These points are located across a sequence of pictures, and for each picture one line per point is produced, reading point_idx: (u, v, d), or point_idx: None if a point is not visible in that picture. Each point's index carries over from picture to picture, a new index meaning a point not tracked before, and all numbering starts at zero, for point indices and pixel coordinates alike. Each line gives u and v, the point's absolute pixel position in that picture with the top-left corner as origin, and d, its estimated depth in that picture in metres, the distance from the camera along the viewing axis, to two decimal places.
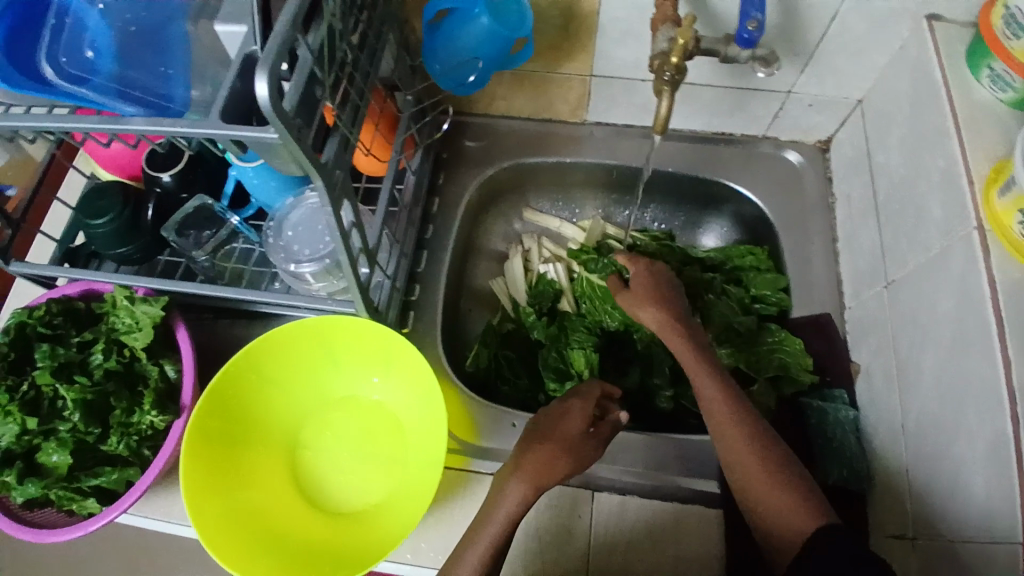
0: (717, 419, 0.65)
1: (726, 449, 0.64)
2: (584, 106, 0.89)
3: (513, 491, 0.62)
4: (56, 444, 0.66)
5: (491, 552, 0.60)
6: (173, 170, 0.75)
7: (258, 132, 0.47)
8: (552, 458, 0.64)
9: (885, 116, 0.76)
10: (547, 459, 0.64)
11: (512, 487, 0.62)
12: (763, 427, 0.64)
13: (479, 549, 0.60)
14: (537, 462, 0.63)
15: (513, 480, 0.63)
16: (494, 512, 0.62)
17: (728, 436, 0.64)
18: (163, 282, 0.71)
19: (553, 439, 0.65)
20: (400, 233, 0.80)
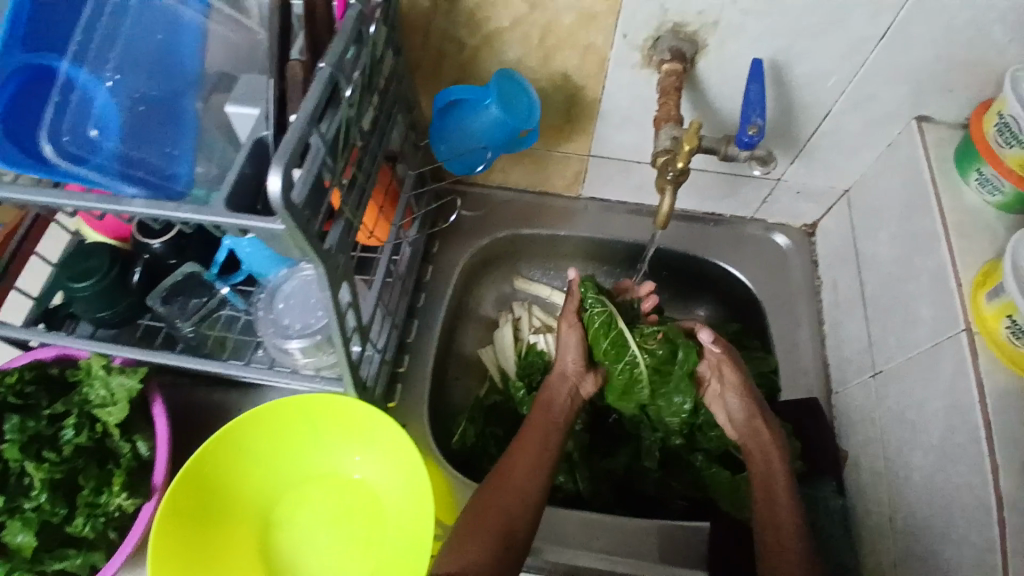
0: (774, 494, 0.69)
1: (769, 543, 0.65)
2: (580, 182, 0.90)
3: (521, 454, 0.71)
4: (20, 523, 0.63)
5: (508, 494, 0.66)
6: (163, 237, 0.73)
7: (263, 223, 0.47)
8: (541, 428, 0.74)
9: (872, 211, 0.80)
10: (535, 426, 0.74)
11: (520, 454, 0.71)
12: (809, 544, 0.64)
13: (494, 493, 0.66)
14: (530, 433, 0.74)
15: (518, 448, 0.72)
16: (506, 469, 0.69)
17: (784, 533, 0.65)
18: (143, 352, 0.70)
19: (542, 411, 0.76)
20: (393, 305, 0.79)
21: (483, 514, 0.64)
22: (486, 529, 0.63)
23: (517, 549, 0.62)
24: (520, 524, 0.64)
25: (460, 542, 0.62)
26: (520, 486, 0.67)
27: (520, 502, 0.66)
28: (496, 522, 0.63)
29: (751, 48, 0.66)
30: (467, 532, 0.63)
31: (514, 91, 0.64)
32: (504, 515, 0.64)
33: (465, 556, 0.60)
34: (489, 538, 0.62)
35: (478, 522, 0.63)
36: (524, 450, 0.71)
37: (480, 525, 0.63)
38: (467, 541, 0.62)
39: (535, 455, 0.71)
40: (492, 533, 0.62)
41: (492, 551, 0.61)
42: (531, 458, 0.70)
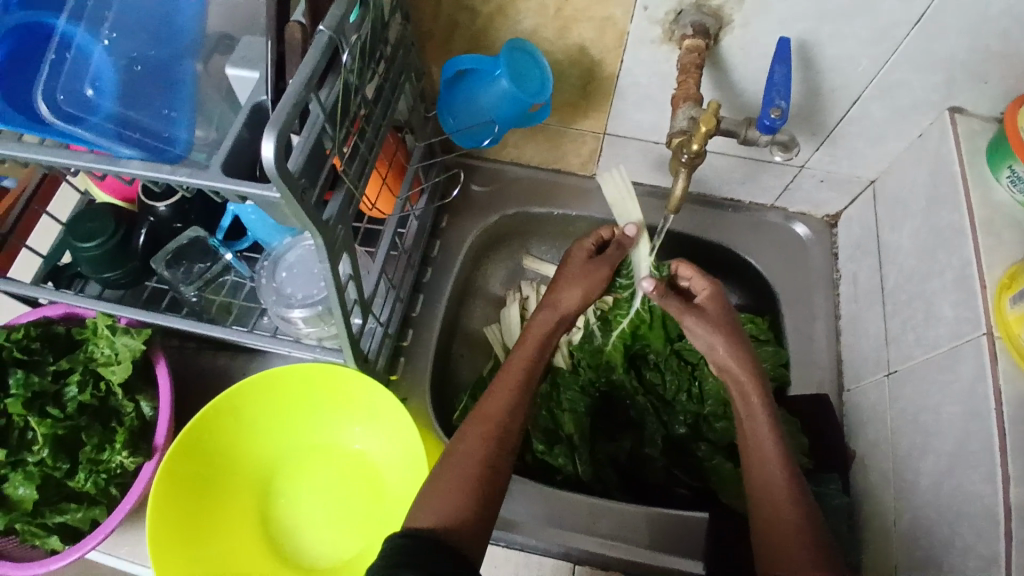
0: (761, 463, 0.63)
1: (756, 484, 0.63)
2: (595, 161, 0.88)
3: (497, 394, 0.66)
4: (23, 476, 0.64)
5: (484, 436, 0.62)
6: (169, 200, 0.73)
7: (261, 190, 0.46)
8: (522, 364, 0.70)
9: (899, 203, 0.76)
10: (513, 363, 0.70)
11: (497, 391, 0.67)
12: (801, 484, 0.61)
13: (470, 436, 0.62)
14: (508, 371, 0.69)
15: (494, 387, 0.67)
16: (483, 412, 0.64)
17: (767, 479, 0.62)
18: (145, 315, 0.70)
19: (529, 345, 0.72)
20: (397, 279, 0.78)
21: (460, 459, 0.60)
22: (462, 474, 0.59)
23: (495, 494, 0.59)
24: (498, 469, 0.60)
25: (435, 487, 0.58)
26: (498, 428, 0.63)
27: (499, 444, 0.62)
28: (474, 467, 0.59)
29: (775, 27, 0.62)
30: (444, 477, 0.59)
31: (526, 63, 0.62)
32: (480, 459, 0.60)
33: (445, 504, 0.57)
34: (467, 486, 0.58)
35: (453, 467, 0.60)
36: (500, 390, 0.67)
37: (458, 469, 0.59)
38: (445, 486, 0.58)
39: (515, 396, 0.66)
40: (473, 478, 0.59)
41: (473, 497, 0.57)
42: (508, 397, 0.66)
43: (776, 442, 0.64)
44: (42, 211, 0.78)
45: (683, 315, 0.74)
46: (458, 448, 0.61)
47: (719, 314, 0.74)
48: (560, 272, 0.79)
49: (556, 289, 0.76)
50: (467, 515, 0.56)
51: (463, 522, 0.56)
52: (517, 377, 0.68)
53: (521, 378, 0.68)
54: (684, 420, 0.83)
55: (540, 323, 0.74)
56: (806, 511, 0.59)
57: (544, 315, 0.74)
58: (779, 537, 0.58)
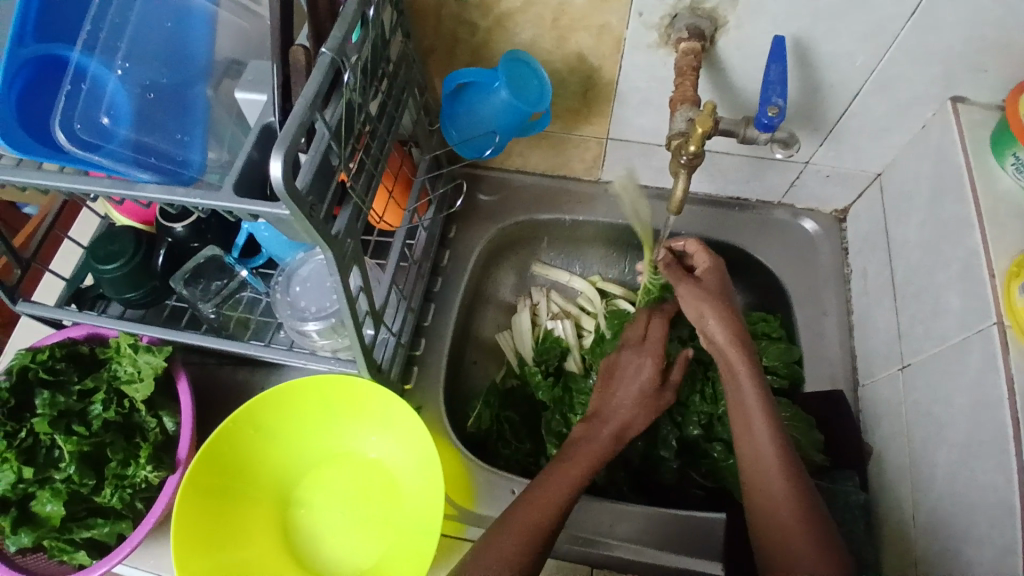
0: (756, 451, 0.64)
1: (753, 479, 0.63)
2: (599, 166, 0.89)
3: (541, 504, 0.62)
4: (50, 493, 0.66)
5: (522, 549, 0.58)
6: (184, 222, 0.76)
7: (271, 208, 0.48)
8: (566, 478, 0.65)
9: (905, 196, 0.76)
10: (565, 474, 0.65)
11: (538, 504, 0.62)
12: (805, 483, 0.61)
13: (507, 546, 0.58)
14: (553, 478, 0.65)
15: (537, 492, 0.63)
16: (522, 517, 0.61)
17: (765, 474, 0.62)
18: (165, 332, 0.72)
19: (581, 459, 0.67)
20: (408, 289, 0.79)
21: (491, 569, 0.56)
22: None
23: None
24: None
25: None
26: (537, 541, 0.59)
27: (534, 557, 0.58)
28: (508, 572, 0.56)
29: (769, 27, 0.63)
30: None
31: (524, 73, 0.64)
32: (515, 572, 0.56)
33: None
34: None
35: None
36: (546, 498, 0.63)
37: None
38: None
39: (560, 507, 0.62)
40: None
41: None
42: (552, 509, 0.62)
43: (775, 442, 0.63)
44: (65, 235, 0.78)
45: (679, 282, 0.76)
46: (491, 554, 0.58)
47: (709, 287, 0.74)
48: (613, 395, 0.75)
49: (614, 417, 0.72)
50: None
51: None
52: (567, 486, 0.64)
53: (564, 490, 0.64)
54: (698, 423, 0.83)
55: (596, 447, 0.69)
56: (808, 512, 0.59)
57: (602, 438, 0.70)
58: (780, 532, 0.58)
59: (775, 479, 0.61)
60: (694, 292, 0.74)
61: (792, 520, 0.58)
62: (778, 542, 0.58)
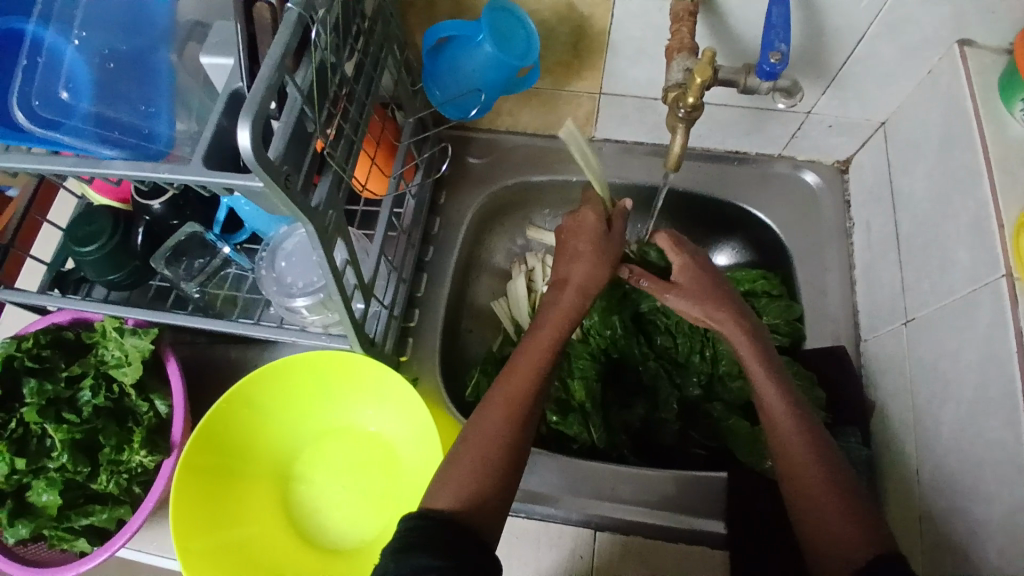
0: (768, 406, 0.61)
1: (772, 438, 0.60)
2: (593, 122, 0.85)
3: (519, 373, 0.61)
4: (45, 483, 0.65)
5: (506, 419, 0.59)
6: (161, 198, 0.72)
7: (243, 180, 0.46)
8: (541, 345, 0.63)
9: (911, 144, 0.73)
10: (539, 339, 0.64)
11: (520, 378, 0.61)
12: (824, 440, 0.59)
13: (491, 417, 0.59)
14: (532, 344, 0.64)
15: (519, 360, 0.62)
16: (505, 389, 0.61)
17: (781, 433, 0.59)
18: (149, 313, 0.70)
19: (552, 321, 0.65)
20: (398, 259, 0.77)
21: (479, 442, 0.57)
22: (482, 457, 0.57)
23: (512, 479, 0.57)
24: (518, 456, 0.58)
25: (452, 469, 0.57)
26: (522, 411, 0.59)
27: (521, 429, 0.59)
28: (495, 454, 0.57)
29: None
30: (462, 458, 0.57)
31: (510, 25, 0.60)
32: (501, 442, 0.58)
33: (460, 491, 0.55)
34: (484, 470, 0.56)
35: (473, 450, 0.57)
36: (526, 366, 0.62)
37: (477, 454, 0.57)
38: (462, 469, 0.56)
39: (541, 371, 0.61)
40: (490, 465, 0.56)
41: (490, 484, 0.56)
42: (535, 375, 0.61)
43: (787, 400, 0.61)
44: (41, 217, 0.76)
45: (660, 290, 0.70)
46: (478, 429, 0.59)
47: (696, 279, 0.69)
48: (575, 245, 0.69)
49: (574, 268, 0.68)
50: (485, 500, 0.55)
51: (479, 508, 0.54)
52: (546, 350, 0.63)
53: (544, 353, 0.63)
54: (698, 382, 0.83)
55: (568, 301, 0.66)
56: (830, 465, 0.57)
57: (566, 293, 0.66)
58: (799, 484, 0.57)
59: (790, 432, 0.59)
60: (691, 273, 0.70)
61: (811, 466, 0.57)
62: (813, 497, 0.56)
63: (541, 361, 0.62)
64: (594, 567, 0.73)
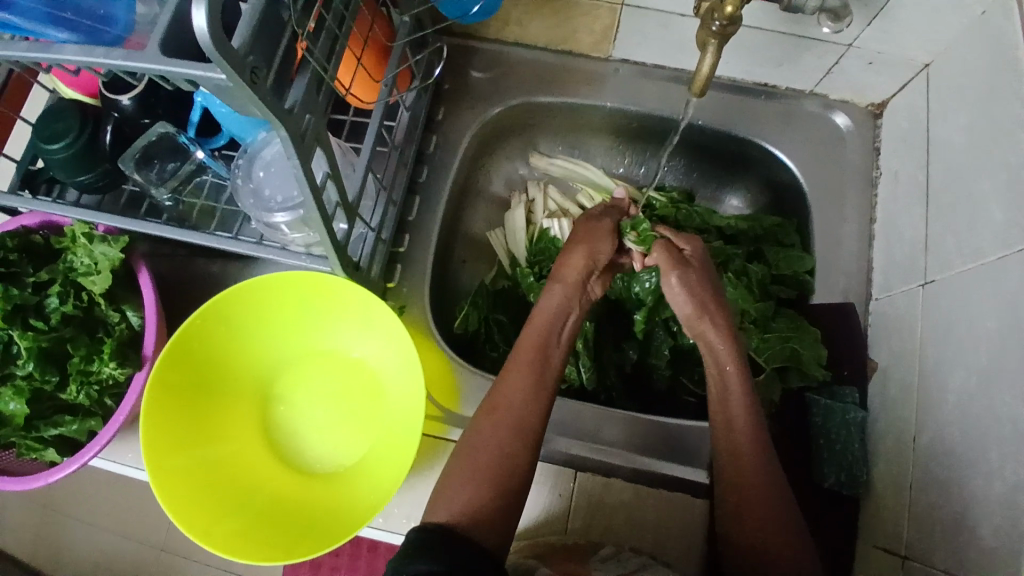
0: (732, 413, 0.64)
1: (724, 445, 0.63)
2: (610, 40, 0.77)
3: (511, 373, 0.62)
4: (11, 392, 0.63)
5: (496, 421, 0.59)
6: (131, 92, 0.66)
7: (205, 71, 0.40)
8: (530, 348, 0.64)
9: (955, 89, 0.65)
10: (527, 343, 0.65)
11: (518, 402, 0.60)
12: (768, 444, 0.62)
13: (484, 424, 0.59)
14: (521, 349, 0.64)
15: (510, 364, 0.63)
16: (496, 394, 0.61)
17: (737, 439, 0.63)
18: (119, 220, 0.65)
19: (538, 321, 0.67)
20: (389, 178, 0.71)
21: (472, 459, 0.57)
22: (474, 464, 0.57)
23: (513, 486, 0.56)
24: (512, 464, 0.57)
25: (450, 480, 0.57)
26: (511, 414, 0.59)
27: (512, 429, 0.58)
28: (486, 458, 0.57)
29: None
30: (459, 475, 0.56)
31: None
32: (495, 447, 0.57)
33: (458, 499, 0.55)
34: (482, 482, 0.55)
35: (467, 455, 0.58)
36: (514, 367, 0.63)
37: (473, 460, 0.57)
38: (459, 479, 0.56)
39: (529, 386, 0.61)
40: (486, 477, 0.55)
41: (485, 487, 0.55)
42: (524, 378, 0.62)
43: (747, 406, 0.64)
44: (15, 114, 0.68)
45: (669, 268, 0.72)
46: (475, 437, 0.59)
47: (699, 277, 0.71)
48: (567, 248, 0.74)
49: (563, 266, 0.71)
50: (483, 506, 0.54)
51: (477, 517, 0.53)
52: (533, 348, 0.64)
53: (534, 352, 0.64)
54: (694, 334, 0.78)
55: (556, 300, 0.69)
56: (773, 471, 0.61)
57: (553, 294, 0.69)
58: (743, 488, 0.61)
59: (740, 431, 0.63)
60: (694, 280, 0.71)
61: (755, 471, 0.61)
62: (747, 496, 0.60)
63: (528, 362, 0.63)
64: (572, 507, 0.70)
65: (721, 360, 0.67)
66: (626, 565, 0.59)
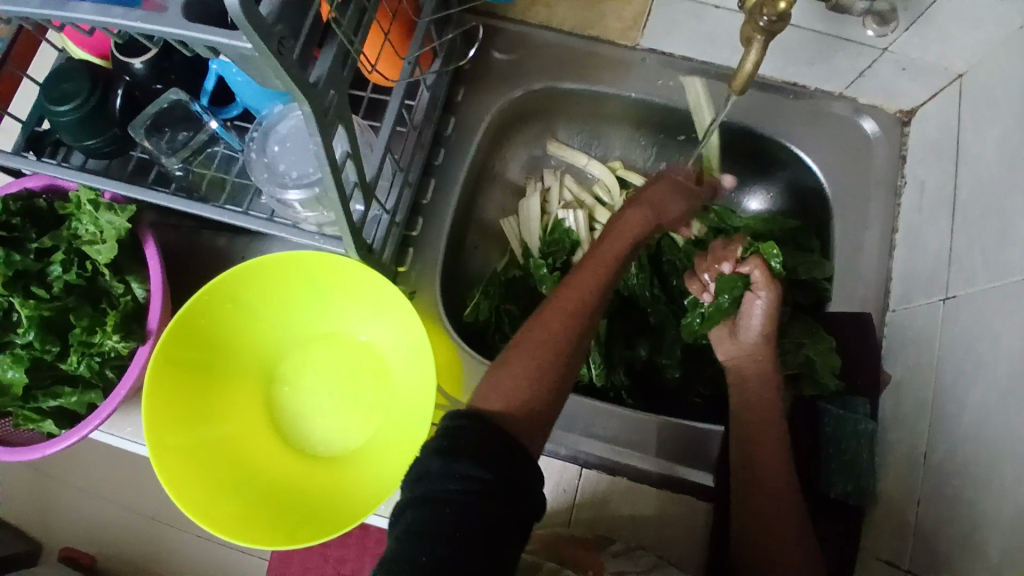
0: (759, 420, 0.65)
1: (747, 449, 0.64)
2: (640, 27, 0.75)
3: (580, 284, 0.62)
4: (10, 359, 0.61)
5: (563, 324, 0.59)
6: (144, 57, 0.65)
7: (229, 38, 0.38)
8: (603, 262, 0.64)
9: (989, 102, 0.64)
10: (602, 256, 0.65)
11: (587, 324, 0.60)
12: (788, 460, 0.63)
13: (545, 322, 0.59)
14: (596, 258, 0.65)
15: (580, 272, 0.63)
16: (563, 299, 0.61)
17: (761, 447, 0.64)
18: (125, 188, 0.63)
19: (620, 236, 0.66)
20: (405, 159, 0.69)
21: (532, 349, 0.57)
22: (533, 362, 0.56)
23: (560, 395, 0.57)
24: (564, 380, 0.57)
25: (503, 371, 0.56)
26: (578, 323, 0.59)
27: (575, 338, 0.59)
28: (544, 357, 0.57)
29: None
30: (512, 367, 0.56)
31: None
32: (555, 348, 0.57)
33: (510, 393, 0.54)
34: (536, 382, 0.55)
35: (525, 349, 0.57)
36: (583, 279, 0.63)
37: (531, 354, 0.57)
38: (513, 372, 0.56)
39: (594, 295, 0.61)
40: (539, 375, 0.56)
41: (538, 389, 0.55)
42: (594, 292, 0.62)
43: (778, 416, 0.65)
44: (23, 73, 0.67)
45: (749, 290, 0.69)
46: (537, 332, 0.58)
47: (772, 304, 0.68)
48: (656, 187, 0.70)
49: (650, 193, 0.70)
50: (531, 405, 0.54)
51: (525, 415, 0.54)
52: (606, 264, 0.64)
53: (608, 267, 0.64)
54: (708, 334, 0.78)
55: (635, 219, 0.67)
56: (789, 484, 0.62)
57: (636, 212, 0.68)
58: (758, 486, 0.62)
59: (766, 441, 0.64)
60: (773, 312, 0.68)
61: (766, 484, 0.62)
62: (764, 507, 0.61)
63: (597, 278, 0.63)
64: (576, 504, 0.70)
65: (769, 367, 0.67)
66: (640, 563, 0.59)
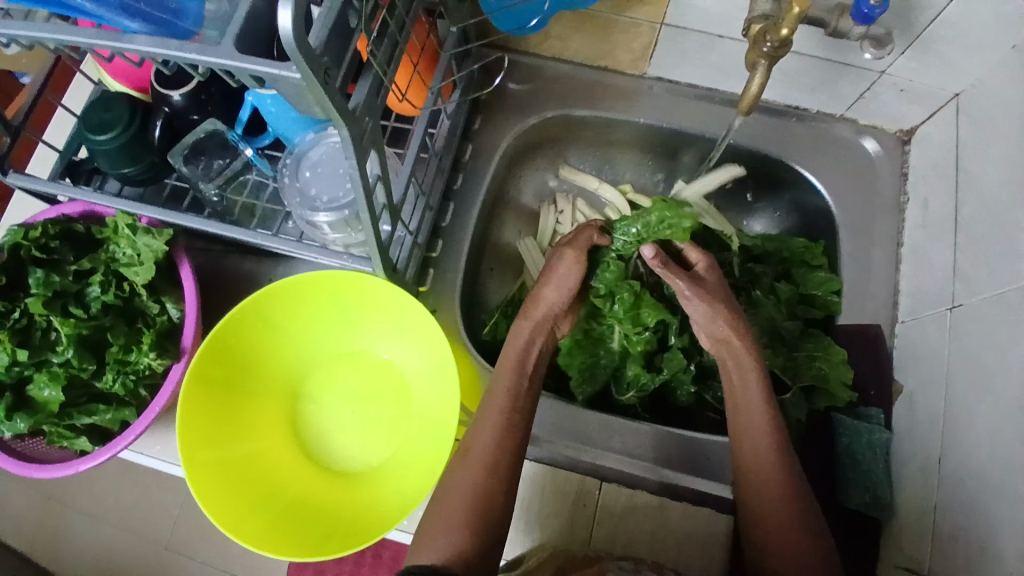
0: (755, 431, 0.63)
1: (746, 456, 0.63)
2: (648, 57, 0.79)
3: (484, 418, 0.64)
4: (47, 377, 0.64)
5: (480, 470, 0.61)
6: (183, 89, 0.69)
7: (278, 68, 0.41)
8: (505, 389, 0.65)
9: (986, 121, 0.67)
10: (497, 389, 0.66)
11: (488, 422, 0.63)
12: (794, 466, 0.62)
13: (468, 474, 0.61)
14: (496, 384, 0.66)
15: (490, 395, 0.65)
16: (470, 443, 0.63)
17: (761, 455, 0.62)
18: (163, 212, 0.67)
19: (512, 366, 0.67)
20: (427, 184, 0.73)
21: (451, 500, 0.61)
22: (458, 512, 0.59)
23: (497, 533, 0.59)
24: (499, 503, 0.60)
25: (433, 531, 0.60)
26: (491, 459, 0.62)
27: (495, 473, 0.61)
28: (467, 504, 0.60)
29: None
30: (440, 524, 0.59)
31: None
32: (473, 492, 0.60)
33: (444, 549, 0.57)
34: (462, 526, 0.59)
35: (445, 512, 0.60)
36: (492, 409, 0.64)
37: (459, 504, 0.60)
38: (442, 528, 0.59)
39: (503, 425, 0.63)
40: (463, 522, 0.59)
41: (471, 538, 0.58)
42: (501, 420, 0.63)
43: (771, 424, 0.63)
44: (58, 101, 0.69)
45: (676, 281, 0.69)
46: (458, 482, 0.62)
47: (712, 284, 0.69)
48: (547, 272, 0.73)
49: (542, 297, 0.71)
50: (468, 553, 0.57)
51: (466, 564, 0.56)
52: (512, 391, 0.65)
53: (512, 393, 0.65)
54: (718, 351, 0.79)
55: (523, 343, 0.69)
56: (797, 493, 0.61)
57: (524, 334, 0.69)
58: (765, 502, 0.61)
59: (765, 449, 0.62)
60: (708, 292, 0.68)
61: (778, 496, 0.60)
62: (773, 519, 0.60)
63: (503, 407, 0.64)
64: (595, 520, 0.71)
65: (751, 379, 0.65)
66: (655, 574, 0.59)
